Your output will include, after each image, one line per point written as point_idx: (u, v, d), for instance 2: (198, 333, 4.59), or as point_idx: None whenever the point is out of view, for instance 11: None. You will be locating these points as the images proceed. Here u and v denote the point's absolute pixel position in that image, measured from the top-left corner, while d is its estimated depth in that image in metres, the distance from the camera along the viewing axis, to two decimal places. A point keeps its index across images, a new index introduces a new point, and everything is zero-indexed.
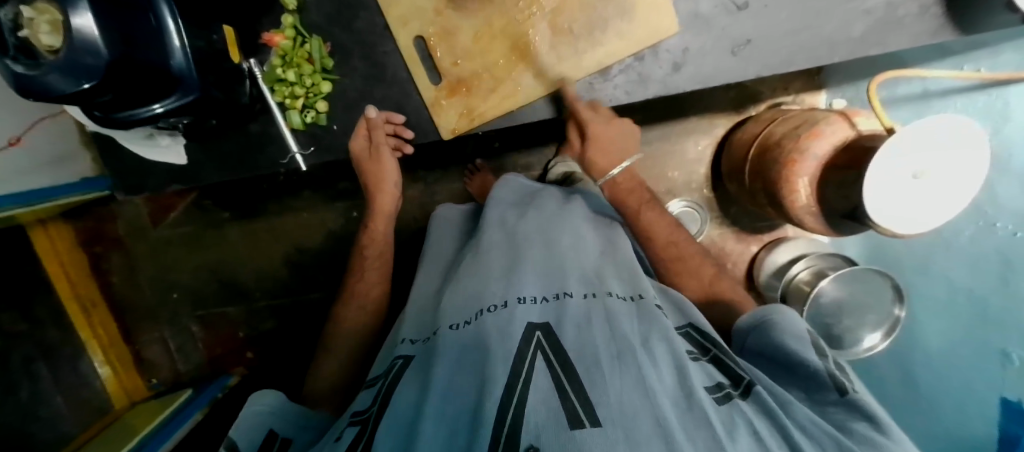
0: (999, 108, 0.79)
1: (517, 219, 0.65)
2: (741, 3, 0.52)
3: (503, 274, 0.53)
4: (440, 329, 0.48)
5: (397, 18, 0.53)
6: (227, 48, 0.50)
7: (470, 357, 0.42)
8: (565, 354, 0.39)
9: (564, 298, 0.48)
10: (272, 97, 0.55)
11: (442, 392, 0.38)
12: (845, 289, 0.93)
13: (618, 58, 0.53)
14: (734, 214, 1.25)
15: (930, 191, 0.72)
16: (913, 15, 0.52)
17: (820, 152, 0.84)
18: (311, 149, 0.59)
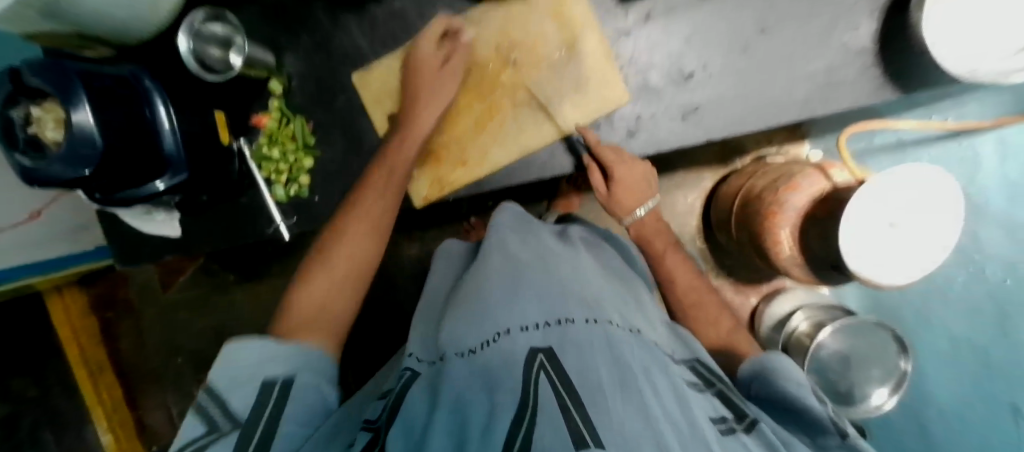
0: (969, 157, 0.82)
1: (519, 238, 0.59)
2: (686, 74, 0.56)
3: (507, 294, 0.48)
4: (444, 352, 0.45)
5: (370, 97, 0.57)
6: (217, 130, 0.55)
7: (481, 377, 0.39)
8: (569, 378, 0.37)
9: (567, 323, 0.43)
10: (260, 173, 0.60)
11: (451, 408, 0.37)
12: (847, 342, 0.89)
13: (574, 127, 0.57)
14: (729, 265, 1.23)
15: (903, 241, 0.72)
16: (852, 78, 0.55)
17: (798, 203, 0.84)
18: (293, 219, 0.62)
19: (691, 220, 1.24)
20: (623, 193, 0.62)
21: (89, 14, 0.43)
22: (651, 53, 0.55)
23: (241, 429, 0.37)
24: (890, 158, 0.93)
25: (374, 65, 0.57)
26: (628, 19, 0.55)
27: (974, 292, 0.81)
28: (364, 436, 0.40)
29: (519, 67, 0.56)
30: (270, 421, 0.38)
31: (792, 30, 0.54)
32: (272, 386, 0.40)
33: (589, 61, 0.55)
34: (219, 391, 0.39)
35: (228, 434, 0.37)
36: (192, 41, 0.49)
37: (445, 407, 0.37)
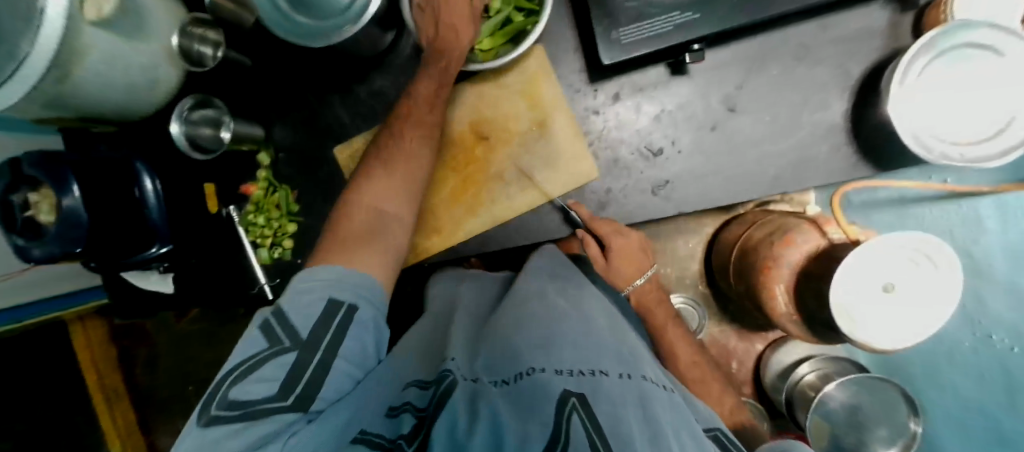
0: (970, 217, 0.76)
1: (557, 292, 0.53)
2: (656, 150, 0.57)
3: (541, 338, 0.43)
4: (477, 378, 0.41)
5: (351, 169, 0.60)
6: (205, 200, 0.59)
7: (518, 414, 0.34)
8: (603, 427, 0.32)
9: (600, 375, 0.38)
10: (246, 237, 0.62)
11: (489, 430, 0.33)
12: (857, 396, 0.80)
13: (544, 200, 0.58)
14: (732, 312, 1.10)
15: (897, 307, 0.67)
16: (825, 154, 0.55)
17: (793, 259, 0.73)
18: (277, 280, 0.64)
19: (692, 265, 1.12)
20: (620, 263, 0.63)
21: (86, 97, 0.44)
22: (620, 130, 0.57)
23: (298, 348, 0.41)
24: (888, 213, 0.84)
25: (356, 140, 0.60)
26: (597, 98, 0.57)
27: (983, 360, 0.75)
28: (409, 421, 0.37)
29: (492, 143, 0.58)
30: (331, 345, 0.42)
31: (760, 109, 0.55)
32: (338, 307, 0.44)
33: (559, 139, 0.56)
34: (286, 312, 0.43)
35: (287, 350, 0.40)
36: (184, 127, 0.53)
37: (483, 422, 0.33)
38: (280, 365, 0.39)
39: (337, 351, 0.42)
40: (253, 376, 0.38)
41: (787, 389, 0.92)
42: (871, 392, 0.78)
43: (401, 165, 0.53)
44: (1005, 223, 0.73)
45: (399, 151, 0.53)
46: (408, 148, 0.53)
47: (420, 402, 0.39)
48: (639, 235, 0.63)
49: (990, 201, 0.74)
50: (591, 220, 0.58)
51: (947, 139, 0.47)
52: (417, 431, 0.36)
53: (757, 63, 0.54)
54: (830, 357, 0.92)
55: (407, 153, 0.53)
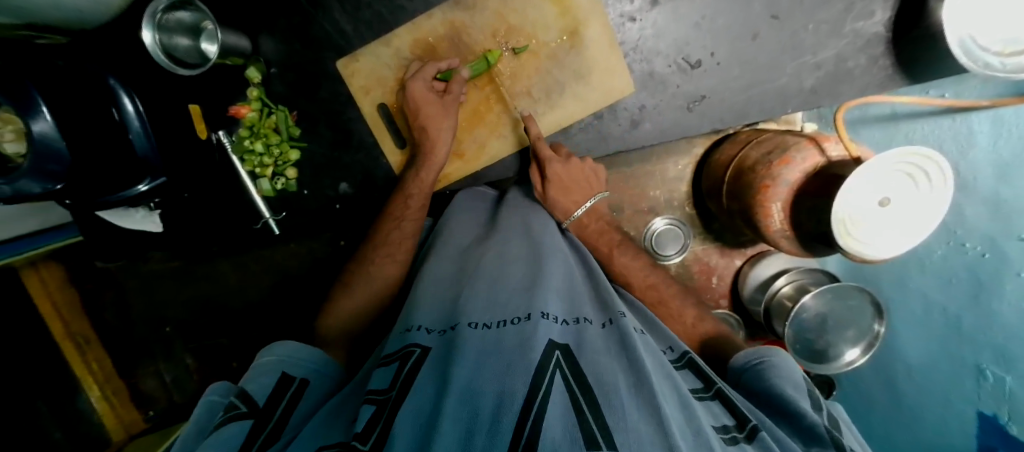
0: (962, 135, 0.65)
1: (541, 225, 0.53)
2: (693, 62, 0.54)
3: (523, 286, 0.41)
4: (457, 322, 0.38)
5: (359, 88, 0.55)
6: (193, 123, 0.51)
7: (496, 365, 0.31)
8: (584, 377, 0.31)
9: (584, 324, 0.38)
10: (242, 167, 0.56)
11: (462, 391, 0.29)
12: (832, 304, 0.74)
13: (577, 119, 0.56)
14: (717, 231, 1.03)
15: (897, 218, 0.59)
16: (862, 66, 0.53)
17: (790, 178, 0.66)
18: (283, 214, 0.61)
19: (681, 187, 1.02)
20: (564, 187, 0.55)
21: None
22: (656, 40, 0.53)
23: (257, 414, 0.38)
24: (880, 130, 0.78)
25: (363, 52, 0.54)
26: (633, 3, 0.52)
27: (950, 263, 0.68)
28: (367, 413, 0.32)
29: (517, 57, 0.53)
30: (283, 416, 0.39)
31: (802, 17, 0.52)
32: (290, 381, 0.43)
33: (591, 50, 0.52)
34: (242, 386, 0.41)
35: (246, 417, 0.37)
36: (158, 36, 0.43)
37: (456, 391, 0.29)
38: (239, 426, 0.35)
39: (294, 414, 0.40)
40: (207, 444, 0.33)
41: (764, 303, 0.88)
42: (842, 298, 0.73)
43: (423, 96, 0.52)
44: (997, 137, 0.60)
45: (434, 105, 0.52)
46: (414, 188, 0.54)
47: (379, 384, 0.35)
48: (584, 162, 0.56)
49: (987, 115, 0.62)
50: (537, 139, 0.53)
51: (989, 47, 0.45)
52: (375, 422, 0.31)
53: None
54: (804, 269, 0.87)
55: (396, 216, 0.56)
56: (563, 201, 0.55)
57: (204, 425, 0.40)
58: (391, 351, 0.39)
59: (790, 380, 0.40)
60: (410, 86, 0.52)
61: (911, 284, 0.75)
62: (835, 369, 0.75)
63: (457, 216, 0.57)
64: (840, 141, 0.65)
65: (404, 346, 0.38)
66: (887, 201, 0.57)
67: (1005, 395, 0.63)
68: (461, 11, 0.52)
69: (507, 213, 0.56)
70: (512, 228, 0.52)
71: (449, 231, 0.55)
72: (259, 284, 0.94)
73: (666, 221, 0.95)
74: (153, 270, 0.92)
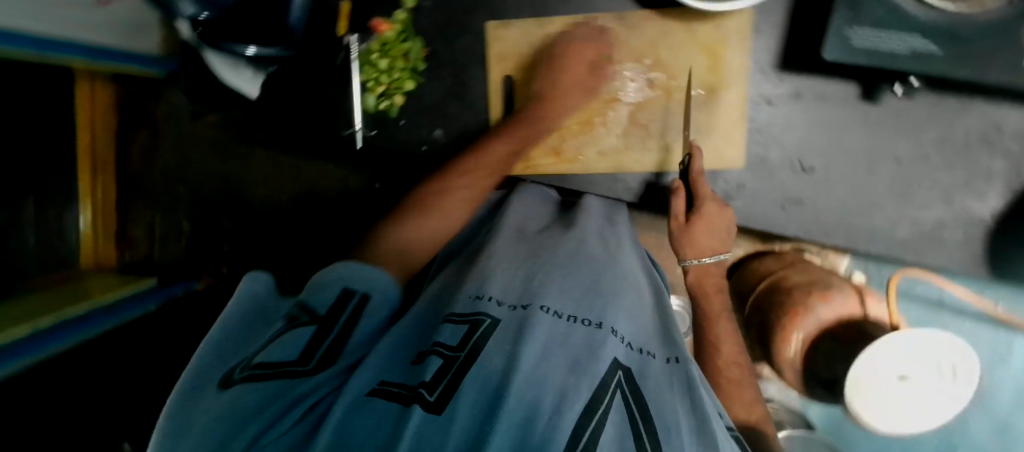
0: None
1: (614, 239, 0.51)
2: (806, 166, 0.55)
3: (592, 291, 0.41)
4: (528, 303, 0.37)
5: (496, 54, 0.58)
6: (338, 21, 0.54)
7: (565, 368, 0.31)
8: (646, 409, 0.30)
9: (648, 356, 0.37)
10: (359, 76, 0.59)
11: (527, 376, 0.28)
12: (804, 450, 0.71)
13: (719, 161, 0.56)
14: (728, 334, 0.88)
15: (910, 399, 0.58)
16: (956, 239, 0.54)
17: (823, 316, 0.63)
18: (373, 132, 0.61)
19: None
20: (700, 229, 0.52)
21: None
22: (781, 132, 0.55)
23: (319, 322, 0.35)
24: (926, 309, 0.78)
25: (516, 24, 0.57)
26: (777, 89, 0.54)
27: None
28: (435, 367, 0.29)
29: (653, 91, 0.55)
30: (342, 331, 0.35)
31: (923, 171, 0.53)
32: (350, 295, 0.38)
33: (720, 114, 0.55)
34: (305, 296, 0.37)
35: (307, 324, 0.34)
36: None
37: (523, 375, 0.28)
38: (304, 332, 0.33)
39: (348, 342, 0.35)
40: (270, 348, 0.31)
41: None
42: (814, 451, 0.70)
43: (576, 82, 0.54)
44: None
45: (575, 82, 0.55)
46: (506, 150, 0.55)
47: (449, 339, 0.33)
48: (731, 213, 0.53)
49: None
50: (698, 176, 0.52)
51: None
52: (443, 373, 0.29)
53: (949, 125, 0.51)
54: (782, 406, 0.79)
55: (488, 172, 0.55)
56: (702, 237, 0.52)
57: (252, 323, 0.37)
58: (461, 311, 0.37)
59: None
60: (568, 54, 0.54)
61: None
62: None
63: (535, 201, 0.57)
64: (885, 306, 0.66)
65: (472, 312, 0.36)
66: (904, 377, 0.57)
67: None
68: (623, 30, 0.54)
69: (585, 217, 0.53)
70: (592, 232, 0.50)
71: (510, 216, 0.53)
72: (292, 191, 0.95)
73: None
74: (196, 132, 0.96)
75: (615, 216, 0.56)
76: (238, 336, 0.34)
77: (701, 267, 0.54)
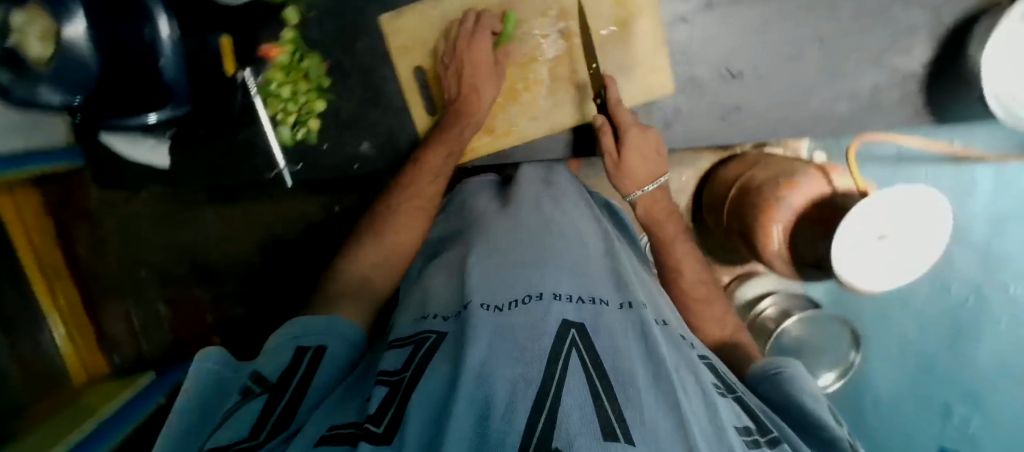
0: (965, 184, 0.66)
1: (553, 203, 0.50)
2: (735, 72, 0.54)
3: (533, 261, 0.40)
4: (467, 302, 0.35)
5: (398, 48, 0.54)
6: (223, 60, 0.49)
7: (510, 350, 0.29)
8: (601, 362, 0.28)
9: (601, 305, 0.36)
10: (265, 110, 0.56)
11: (474, 376, 0.27)
12: (813, 330, 0.74)
13: (652, 92, 0.55)
14: (711, 246, 0.89)
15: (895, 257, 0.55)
16: (894, 101, 0.54)
17: (794, 202, 0.62)
18: (299, 165, 0.60)
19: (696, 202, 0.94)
20: (632, 160, 0.50)
21: None
22: (702, 45, 0.54)
23: (270, 390, 0.31)
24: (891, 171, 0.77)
25: (407, 10, 0.53)
26: (688, 4, 0.53)
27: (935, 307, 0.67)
28: (378, 398, 0.28)
29: (554, 42, 0.54)
30: (301, 384, 0.33)
31: (847, 45, 0.53)
32: (304, 351, 0.35)
33: (639, 45, 0.53)
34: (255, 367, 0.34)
35: (258, 394, 0.30)
36: None
37: (469, 379, 0.26)
38: (252, 405, 0.29)
39: (310, 390, 0.33)
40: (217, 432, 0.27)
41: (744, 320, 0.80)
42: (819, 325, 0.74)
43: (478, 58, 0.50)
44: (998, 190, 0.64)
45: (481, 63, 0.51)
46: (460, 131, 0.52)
47: (391, 364, 0.32)
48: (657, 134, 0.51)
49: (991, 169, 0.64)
50: (617, 104, 0.49)
51: None
52: (387, 404, 0.27)
53: None
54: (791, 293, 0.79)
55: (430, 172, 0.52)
56: (634, 161, 0.50)
57: (207, 407, 0.31)
58: (403, 336, 0.37)
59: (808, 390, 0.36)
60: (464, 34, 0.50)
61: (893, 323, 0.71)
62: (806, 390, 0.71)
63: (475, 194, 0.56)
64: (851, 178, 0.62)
65: (418, 332, 0.36)
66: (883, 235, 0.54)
67: (968, 436, 0.64)
68: None
69: (521, 191, 0.53)
70: (522, 209, 0.49)
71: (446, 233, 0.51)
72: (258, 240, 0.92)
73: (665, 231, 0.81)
74: (134, 208, 0.89)
75: (548, 185, 0.54)
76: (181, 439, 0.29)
77: (646, 196, 0.51)
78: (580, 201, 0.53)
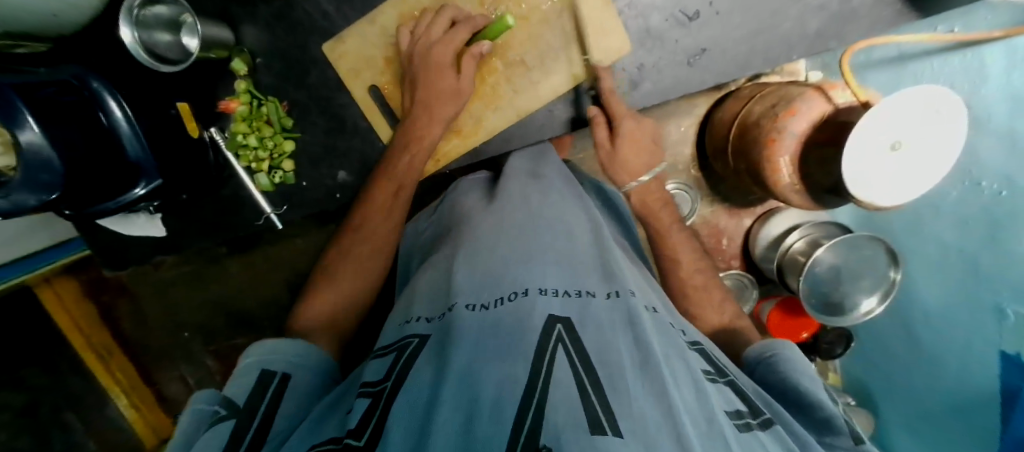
0: (973, 68, 0.55)
1: (542, 195, 0.50)
2: (691, 14, 0.52)
3: (518, 255, 0.40)
4: (453, 304, 0.36)
5: (348, 71, 0.56)
6: (184, 122, 0.52)
7: (496, 348, 0.29)
8: (589, 355, 0.29)
9: (588, 296, 0.36)
10: (238, 163, 0.58)
11: (461, 376, 0.27)
12: (847, 256, 0.67)
13: (611, 54, 0.53)
14: (726, 192, 0.84)
15: (909, 165, 0.46)
16: (868, 4, 0.51)
17: (798, 130, 0.51)
18: (284, 207, 0.62)
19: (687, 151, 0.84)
20: (628, 150, 0.52)
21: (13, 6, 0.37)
22: None
23: (239, 414, 0.35)
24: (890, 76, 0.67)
25: (346, 34, 0.54)
26: None
27: (967, 205, 0.59)
28: (360, 408, 0.31)
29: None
30: (271, 406, 0.36)
31: None
32: (271, 376, 0.39)
33: (585, 10, 0.51)
34: (224, 392, 0.38)
35: (227, 418, 0.34)
36: (138, 33, 0.45)
37: (456, 378, 0.27)
38: (223, 428, 0.33)
39: (281, 410, 0.36)
40: None
41: (774, 261, 0.77)
42: (855, 248, 0.66)
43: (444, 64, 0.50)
44: (1010, 68, 0.51)
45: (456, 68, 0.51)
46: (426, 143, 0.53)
47: (373, 376, 0.34)
48: (650, 125, 0.53)
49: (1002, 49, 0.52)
50: (609, 95, 0.52)
51: None
52: (369, 415, 0.29)
53: None
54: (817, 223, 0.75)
55: (398, 183, 0.54)
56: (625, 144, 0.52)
57: (191, 433, 0.35)
58: (388, 343, 0.39)
59: (806, 374, 0.39)
60: (435, 45, 0.49)
61: (926, 227, 0.66)
62: (848, 322, 0.68)
63: (456, 197, 0.58)
64: (849, 88, 0.52)
65: (402, 338, 0.38)
66: (899, 144, 0.45)
67: None
68: None
69: (506, 186, 0.53)
70: (504, 206, 0.49)
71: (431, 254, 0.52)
72: (280, 281, 0.96)
73: (674, 185, 0.77)
74: (162, 276, 0.99)
75: (525, 175, 0.54)
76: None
77: (642, 186, 0.54)
78: (568, 193, 0.52)
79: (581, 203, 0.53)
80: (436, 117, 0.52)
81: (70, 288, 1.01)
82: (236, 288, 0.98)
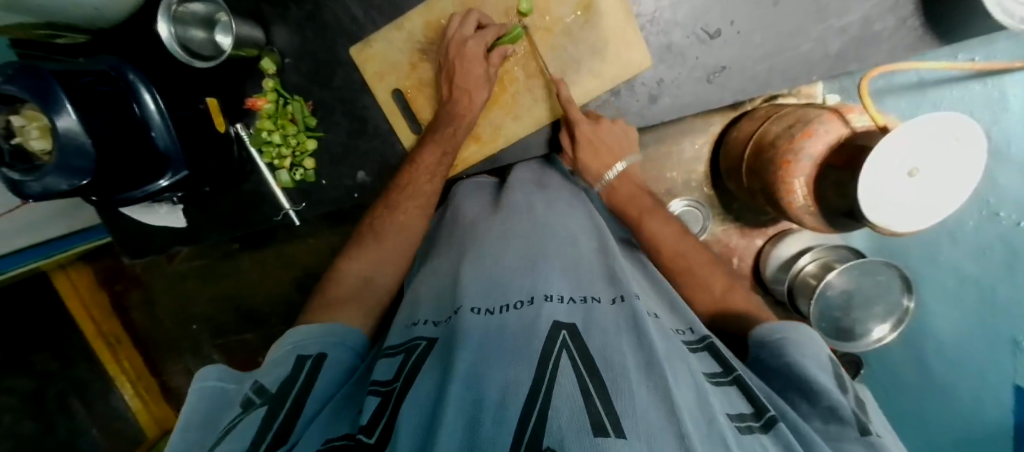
0: (994, 99, 0.55)
1: (550, 206, 0.51)
2: (713, 32, 0.53)
3: (524, 262, 0.41)
4: (459, 306, 0.36)
5: (373, 75, 0.57)
6: (211, 117, 0.53)
7: (501, 352, 0.30)
8: (593, 359, 0.29)
9: (593, 303, 0.36)
10: (261, 159, 0.60)
11: (465, 379, 0.28)
12: (859, 281, 0.66)
13: (629, 68, 0.54)
14: (738, 211, 0.84)
15: (925, 189, 0.46)
16: (890, 28, 0.51)
17: (813, 151, 0.51)
18: (302, 205, 0.64)
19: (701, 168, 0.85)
20: (593, 154, 0.55)
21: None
22: (674, 11, 0.53)
23: (271, 400, 0.34)
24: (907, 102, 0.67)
25: (374, 39, 0.56)
26: None
27: (984, 235, 0.58)
28: (371, 405, 0.31)
29: (518, 45, 0.55)
30: (303, 393, 0.36)
31: None
32: (304, 361, 0.39)
33: (607, 23, 0.52)
34: (257, 378, 0.37)
35: (261, 406, 0.34)
36: (174, 28, 0.46)
37: (460, 382, 0.27)
38: (255, 417, 0.33)
39: (312, 393, 0.36)
40: (223, 442, 0.31)
41: (785, 282, 0.76)
42: (868, 273, 0.65)
43: (465, 66, 0.52)
44: None
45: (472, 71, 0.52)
46: (448, 139, 0.54)
47: (383, 375, 0.34)
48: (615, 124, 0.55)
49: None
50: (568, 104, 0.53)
51: None
52: (379, 414, 0.30)
53: None
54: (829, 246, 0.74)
55: (431, 169, 0.55)
56: (594, 164, 0.56)
57: (211, 420, 0.35)
58: (395, 344, 0.39)
59: (812, 357, 0.37)
60: (462, 48, 0.51)
61: (943, 257, 0.65)
62: (862, 347, 0.66)
63: (464, 198, 0.59)
64: (867, 112, 0.52)
65: (409, 339, 0.38)
66: (916, 170, 0.45)
67: None
68: None
69: (512, 194, 0.53)
70: (515, 210, 0.50)
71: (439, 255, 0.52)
72: (290, 279, 0.97)
73: (685, 201, 0.77)
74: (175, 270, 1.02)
75: (535, 188, 0.55)
76: (196, 438, 0.34)
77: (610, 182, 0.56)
78: (577, 207, 0.53)
79: (588, 212, 0.54)
80: (466, 108, 0.53)
81: (85, 276, 1.04)
82: (247, 284, 1.00)
